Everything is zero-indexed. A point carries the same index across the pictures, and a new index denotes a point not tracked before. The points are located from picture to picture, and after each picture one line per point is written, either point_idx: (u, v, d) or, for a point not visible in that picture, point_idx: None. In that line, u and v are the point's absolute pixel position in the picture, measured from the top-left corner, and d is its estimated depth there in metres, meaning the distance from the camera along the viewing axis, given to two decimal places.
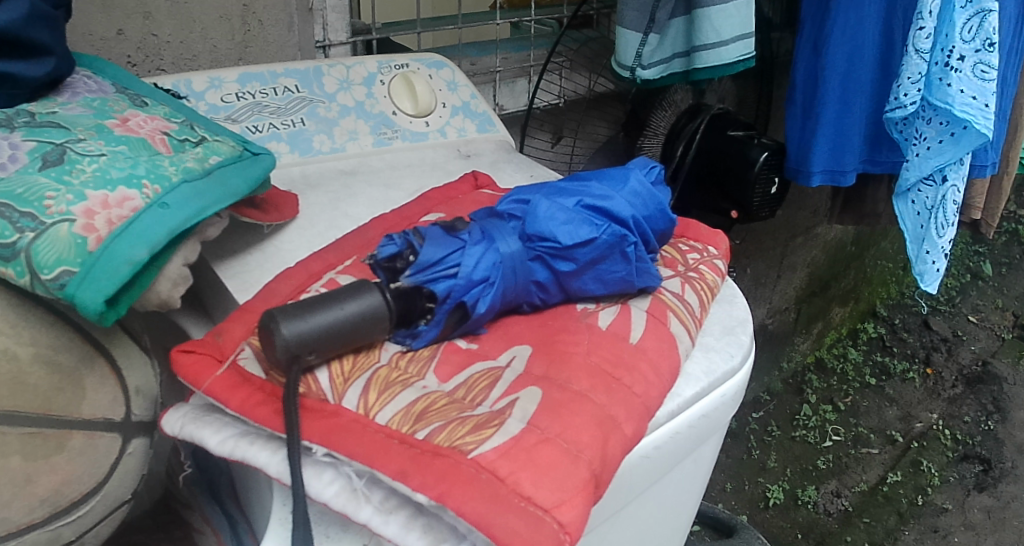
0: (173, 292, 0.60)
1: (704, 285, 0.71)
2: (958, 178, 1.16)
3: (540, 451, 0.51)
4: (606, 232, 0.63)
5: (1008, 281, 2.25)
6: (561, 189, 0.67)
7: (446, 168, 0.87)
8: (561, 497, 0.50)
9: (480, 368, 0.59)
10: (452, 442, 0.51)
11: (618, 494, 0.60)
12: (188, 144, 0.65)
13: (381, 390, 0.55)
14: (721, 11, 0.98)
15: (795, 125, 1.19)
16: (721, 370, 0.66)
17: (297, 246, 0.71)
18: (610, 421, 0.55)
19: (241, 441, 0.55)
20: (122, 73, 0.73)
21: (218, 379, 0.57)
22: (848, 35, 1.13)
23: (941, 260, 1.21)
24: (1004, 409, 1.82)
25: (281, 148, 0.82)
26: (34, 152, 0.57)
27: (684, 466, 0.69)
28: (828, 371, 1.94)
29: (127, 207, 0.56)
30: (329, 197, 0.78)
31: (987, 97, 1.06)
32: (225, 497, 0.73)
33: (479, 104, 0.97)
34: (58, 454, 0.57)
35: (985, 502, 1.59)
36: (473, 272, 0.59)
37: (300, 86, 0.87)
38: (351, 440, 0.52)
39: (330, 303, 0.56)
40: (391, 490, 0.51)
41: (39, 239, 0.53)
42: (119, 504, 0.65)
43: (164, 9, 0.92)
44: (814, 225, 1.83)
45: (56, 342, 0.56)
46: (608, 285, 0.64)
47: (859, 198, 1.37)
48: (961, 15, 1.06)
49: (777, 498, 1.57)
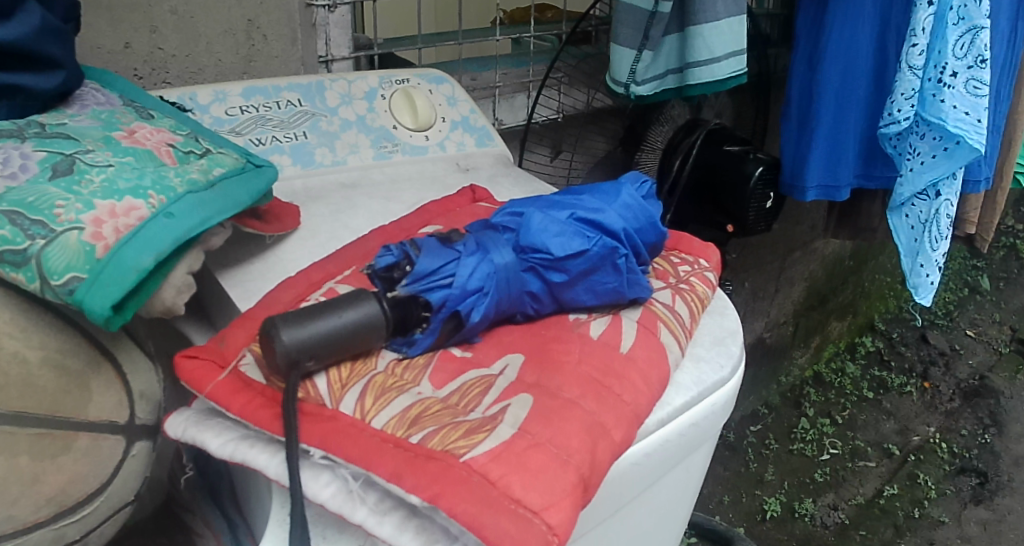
0: (177, 299, 0.62)
1: (695, 297, 0.73)
2: (951, 192, 1.18)
3: (531, 456, 0.53)
4: (596, 244, 0.65)
5: (1006, 295, 2.26)
6: (554, 202, 0.69)
7: (444, 182, 0.90)
8: (550, 501, 0.51)
9: (473, 375, 0.60)
10: (445, 446, 0.53)
11: (608, 500, 0.62)
12: (193, 156, 0.67)
13: (377, 396, 0.57)
14: (714, 29, 1.01)
15: (790, 140, 1.22)
16: (711, 380, 0.68)
17: (299, 256, 0.73)
18: (599, 427, 0.57)
19: (242, 444, 0.57)
20: (129, 86, 0.75)
21: (220, 383, 0.59)
22: (842, 51, 1.15)
23: (935, 273, 1.23)
24: (1001, 423, 1.83)
25: (284, 160, 0.84)
26: (45, 162, 0.59)
27: (675, 473, 0.71)
28: (826, 384, 1.95)
29: (133, 216, 0.58)
30: (330, 209, 0.80)
31: (979, 112, 1.08)
32: (226, 501, 0.75)
33: (478, 118, 1.00)
34: (65, 454, 0.59)
35: (982, 515, 1.60)
36: (468, 282, 0.61)
37: (302, 100, 0.89)
38: (348, 443, 0.54)
39: (329, 311, 0.58)
40: (386, 492, 0.53)
41: (50, 245, 0.55)
42: (122, 505, 0.67)
43: (170, 23, 0.94)
44: (812, 240, 1.86)
45: (65, 345, 0.58)
46: (600, 296, 0.66)
47: (854, 212, 1.39)
48: (954, 32, 1.08)
49: (774, 511, 1.58)
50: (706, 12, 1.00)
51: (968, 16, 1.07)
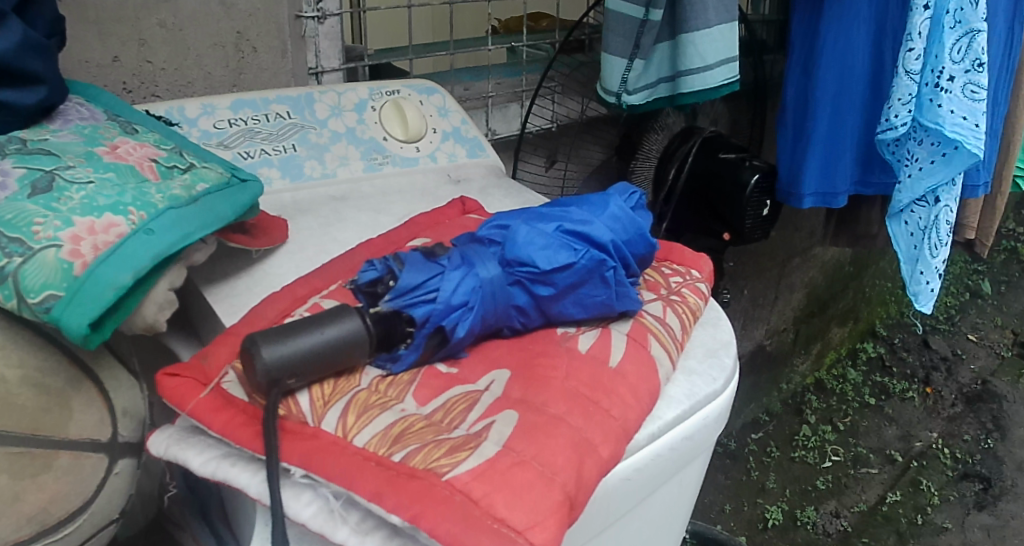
0: (158, 315, 0.61)
1: (686, 308, 0.72)
2: (950, 198, 1.17)
3: (515, 474, 0.52)
4: (584, 257, 0.64)
5: (1008, 299, 2.25)
6: (541, 214, 0.68)
7: (436, 194, 0.89)
8: (535, 519, 0.50)
9: (458, 391, 0.60)
10: (428, 464, 0.52)
11: (599, 516, 0.61)
12: (176, 171, 0.66)
13: (360, 413, 0.57)
14: (706, 36, 1.00)
15: (786, 148, 1.21)
16: (703, 393, 0.67)
17: (286, 270, 0.72)
18: (586, 444, 0.56)
19: (223, 462, 0.56)
20: (115, 101, 0.75)
21: (201, 401, 0.58)
22: (836, 57, 1.14)
23: (935, 280, 1.22)
24: (1003, 427, 1.82)
25: (273, 173, 0.83)
26: (24, 179, 0.59)
27: (669, 487, 0.70)
28: (827, 391, 1.94)
29: (112, 233, 0.58)
30: (319, 222, 0.79)
31: (977, 116, 1.07)
32: (215, 517, 0.74)
33: (469, 129, 0.99)
34: (46, 472, 0.59)
35: (985, 521, 1.58)
36: (452, 297, 0.60)
37: (291, 113, 0.89)
38: (330, 462, 0.53)
39: (311, 327, 0.57)
40: (368, 512, 0.53)
41: (27, 263, 0.55)
42: (107, 523, 0.66)
43: (159, 36, 0.94)
44: (811, 246, 1.85)
45: (45, 364, 0.58)
46: (589, 309, 0.66)
47: (853, 218, 1.38)
48: (950, 37, 1.07)
49: (776, 519, 1.56)
50: (697, 20, 0.99)
51: (965, 20, 1.06)
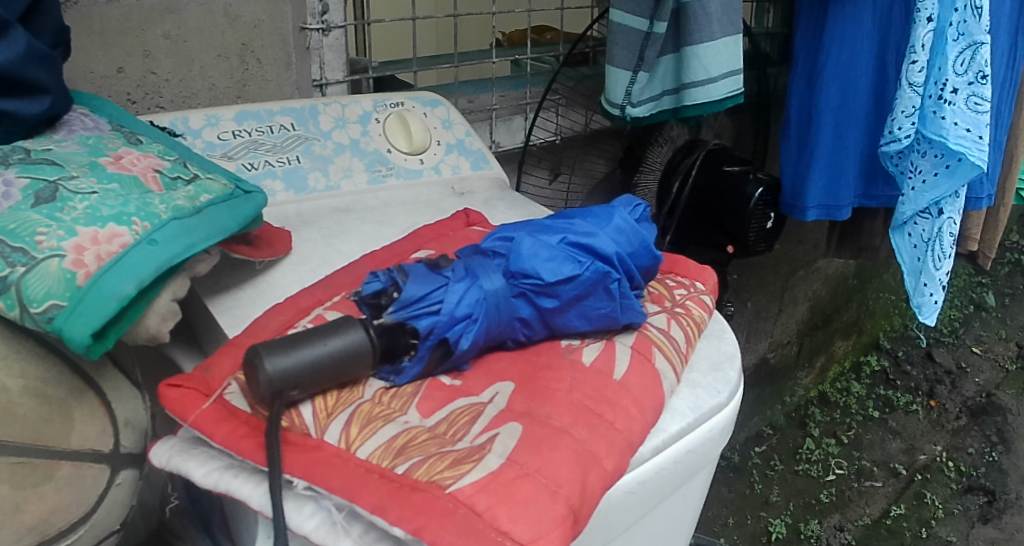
0: (162, 326, 0.61)
1: (690, 321, 0.72)
2: (953, 210, 1.16)
3: (518, 487, 0.52)
4: (587, 269, 0.64)
5: (1012, 312, 2.24)
6: (545, 226, 0.68)
7: (439, 206, 0.89)
8: (538, 532, 0.50)
9: (462, 403, 0.59)
10: (430, 477, 0.52)
11: (602, 530, 0.61)
12: (180, 182, 0.66)
13: (363, 425, 0.56)
14: (710, 49, 1.00)
15: (790, 159, 1.21)
16: (708, 406, 0.67)
17: (289, 282, 0.72)
18: (590, 456, 0.56)
19: (226, 473, 0.56)
20: (119, 112, 0.75)
21: (203, 413, 0.58)
22: (840, 69, 1.14)
23: (938, 293, 1.21)
24: (1008, 440, 1.80)
25: (276, 185, 0.83)
26: (28, 189, 0.58)
27: (672, 501, 0.69)
28: (831, 405, 1.93)
29: (115, 243, 0.57)
30: (322, 233, 0.79)
31: (981, 129, 1.06)
32: (216, 529, 0.74)
33: (473, 141, 0.99)
34: (47, 483, 0.58)
35: (990, 534, 1.56)
36: (456, 308, 0.60)
37: (295, 125, 0.89)
38: (331, 474, 0.53)
39: (314, 338, 0.57)
40: (370, 524, 0.52)
41: (30, 273, 0.55)
42: (108, 534, 0.65)
43: (164, 48, 0.94)
44: (815, 258, 1.85)
45: (46, 375, 0.58)
46: (593, 321, 0.65)
47: (856, 231, 1.37)
48: (954, 49, 1.06)
49: (779, 532, 1.55)
50: (701, 32, 0.99)
51: (968, 32, 1.06)
